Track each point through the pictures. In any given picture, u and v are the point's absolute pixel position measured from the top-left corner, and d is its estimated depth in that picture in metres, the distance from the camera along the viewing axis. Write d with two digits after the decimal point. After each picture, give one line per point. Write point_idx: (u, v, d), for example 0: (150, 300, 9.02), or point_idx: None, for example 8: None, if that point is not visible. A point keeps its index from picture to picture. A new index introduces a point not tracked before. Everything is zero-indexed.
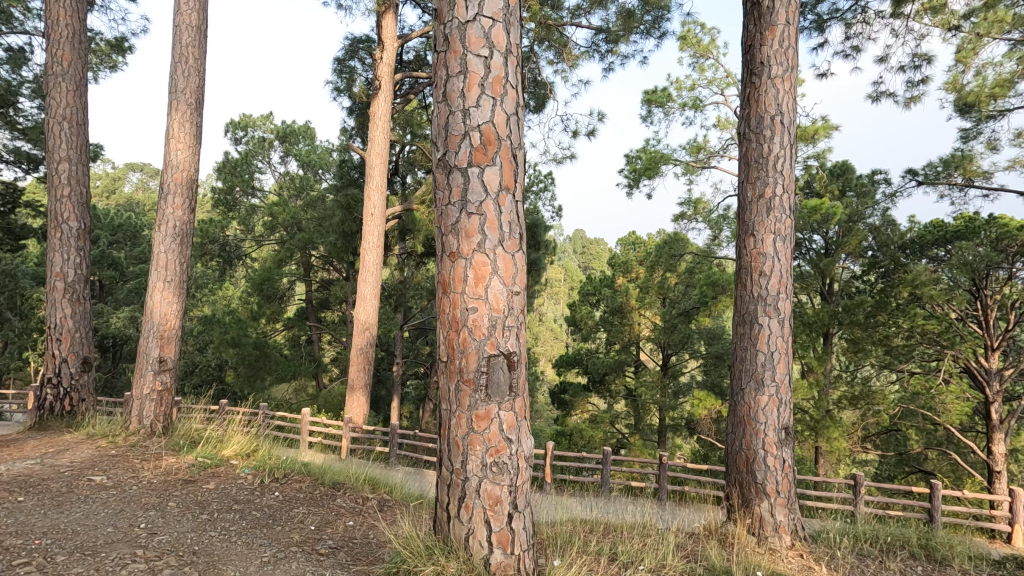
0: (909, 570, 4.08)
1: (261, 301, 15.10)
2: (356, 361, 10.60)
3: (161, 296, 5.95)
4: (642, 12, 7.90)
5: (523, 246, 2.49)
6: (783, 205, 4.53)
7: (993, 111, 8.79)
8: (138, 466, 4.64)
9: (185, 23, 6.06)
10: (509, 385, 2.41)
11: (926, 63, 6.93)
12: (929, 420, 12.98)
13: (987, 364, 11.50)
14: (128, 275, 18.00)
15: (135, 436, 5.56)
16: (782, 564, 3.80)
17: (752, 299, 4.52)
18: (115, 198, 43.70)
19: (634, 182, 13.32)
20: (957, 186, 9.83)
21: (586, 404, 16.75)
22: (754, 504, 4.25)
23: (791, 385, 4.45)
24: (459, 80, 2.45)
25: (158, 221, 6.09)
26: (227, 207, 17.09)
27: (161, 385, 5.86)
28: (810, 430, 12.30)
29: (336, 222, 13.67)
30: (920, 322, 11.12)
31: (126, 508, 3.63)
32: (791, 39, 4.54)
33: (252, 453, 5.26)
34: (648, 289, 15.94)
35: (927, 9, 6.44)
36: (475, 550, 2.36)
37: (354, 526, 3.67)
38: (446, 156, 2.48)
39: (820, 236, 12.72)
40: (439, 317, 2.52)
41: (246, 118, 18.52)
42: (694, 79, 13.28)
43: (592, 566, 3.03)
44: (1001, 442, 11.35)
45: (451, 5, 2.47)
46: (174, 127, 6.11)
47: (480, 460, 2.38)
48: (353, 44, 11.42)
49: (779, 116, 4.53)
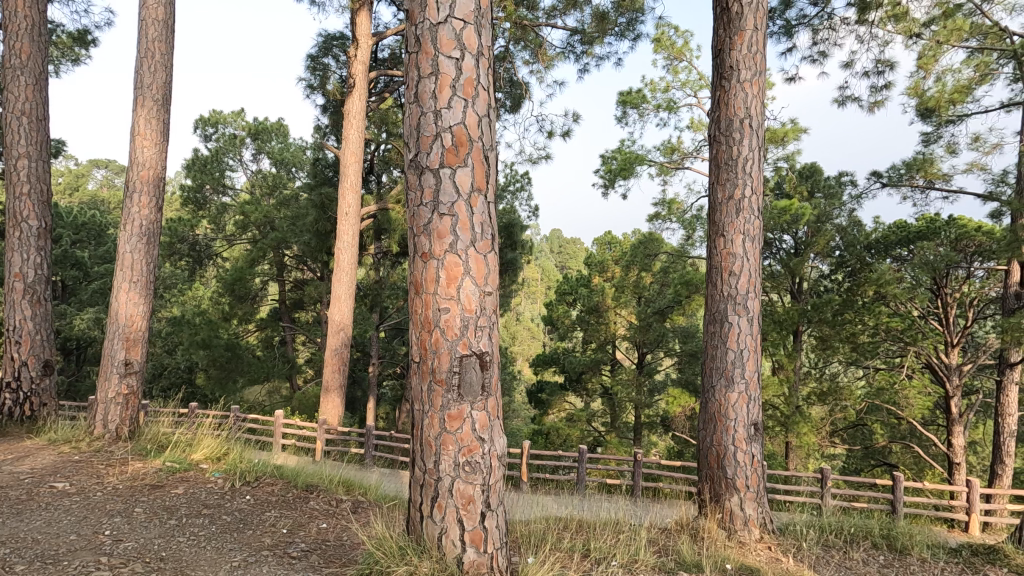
0: (871, 559, 4.22)
1: (233, 301, 14.88)
2: (331, 362, 10.42)
3: (127, 296, 5.80)
4: (615, 14, 7.99)
5: (495, 247, 2.51)
6: (752, 206, 4.64)
7: (952, 117, 9.19)
8: (102, 472, 4.51)
9: (151, 18, 5.91)
10: (481, 385, 2.43)
11: (889, 69, 7.19)
12: (893, 415, 13.66)
13: (947, 359, 11.81)
14: (92, 275, 17.44)
15: (99, 441, 5.41)
16: (752, 557, 3.89)
17: (722, 299, 4.61)
18: (79, 195, 42.02)
19: (609, 182, 13.46)
20: (918, 188, 10.22)
21: (562, 404, 17.00)
22: (724, 499, 4.35)
23: (759, 382, 4.56)
24: (430, 81, 2.45)
25: (124, 220, 5.92)
26: (197, 205, 16.68)
27: (126, 388, 5.72)
28: (780, 426, 12.68)
29: (310, 222, 13.56)
30: (884, 320, 11.65)
31: (90, 514, 3.54)
32: (759, 44, 4.65)
33: (223, 456, 5.17)
34: (623, 289, 16.21)
35: (890, 16, 6.67)
36: (448, 549, 2.38)
37: (327, 529, 3.64)
38: (418, 156, 2.48)
39: (789, 235, 13.00)
40: (411, 317, 2.52)
41: (216, 114, 18.08)
42: (667, 81, 13.61)
43: (565, 562, 3.07)
44: (960, 435, 11.79)
45: (422, 7, 2.47)
46: (140, 124, 5.94)
47: (453, 459, 2.39)
48: (326, 42, 11.28)
49: (748, 120, 4.63)
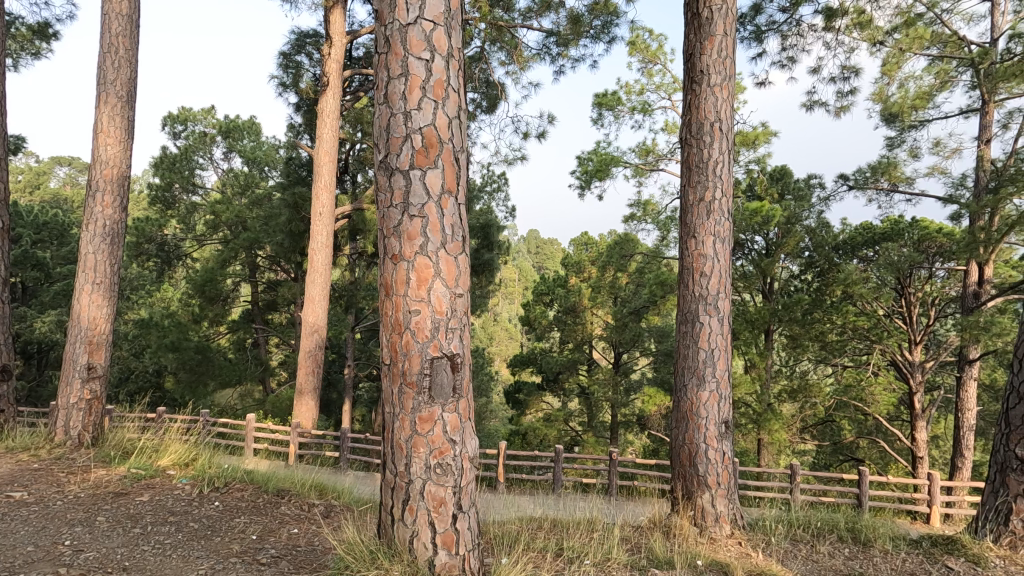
0: (836, 552, 4.34)
1: (203, 303, 14.56)
2: (304, 365, 10.19)
3: (88, 299, 5.62)
4: (590, 18, 8.07)
5: (466, 249, 2.51)
6: (722, 208, 4.73)
7: (913, 122, 9.54)
8: (62, 480, 4.36)
9: (115, 12, 5.74)
10: (452, 386, 2.42)
11: (854, 75, 7.38)
12: (860, 411, 14.11)
13: (910, 357, 12.17)
14: (54, 277, 16.84)
15: (60, 447, 5.24)
16: (722, 553, 3.96)
17: (694, 299, 4.69)
18: (39, 192, 40.50)
19: (586, 183, 13.55)
20: (884, 191, 10.55)
21: (539, 403, 17.08)
22: (695, 496, 4.42)
23: (729, 381, 4.65)
24: (400, 82, 2.44)
25: (86, 220, 5.73)
26: (165, 205, 16.22)
27: (89, 393, 5.54)
28: (752, 423, 12.93)
29: (283, 222, 13.36)
30: (851, 319, 11.99)
31: (49, 525, 3.42)
32: (729, 49, 4.73)
33: (191, 462, 5.04)
34: (599, 289, 16.36)
35: (856, 24, 6.85)
36: (419, 553, 2.37)
37: (298, 534, 3.59)
38: (387, 158, 2.47)
39: (761, 237, 13.23)
40: (381, 319, 2.50)
41: (186, 111, 17.62)
42: (642, 84, 13.76)
43: (538, 563, 3.08)
44: (923, 429, 12.17)
45: (391, 7, 2.46)
46: (103, 121, 5.78)
47: (424, 461, 2.38)
48: (299, 39, 11.10)
49: (718, 124, 4.72)
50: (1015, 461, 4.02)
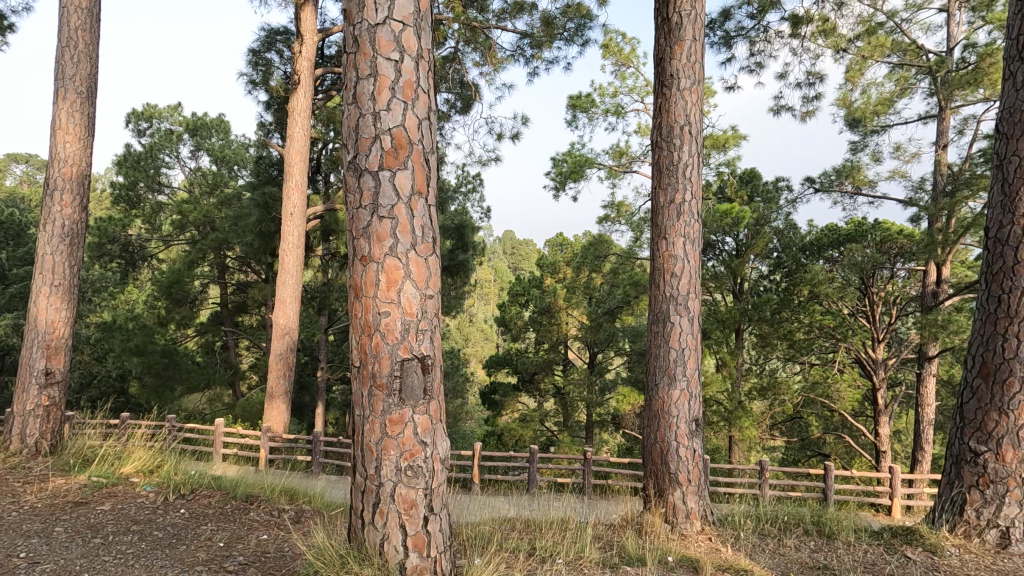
0: (802, 545, 4.46)
1: (170, 305, 14.19)
2: (275, 367, 9.99)
3: (47, 301, 5.42)
4: (563, 20, 8.12)
5: (436, 250, 2.50)
6: (692, 210, 4.81)
7: (875, 127, 9.87)
8: (19, 490, 4.20)
9: (73, 5, 5.56)
10: (422, 388, 2.41)
11: (819, 81, 7.60)
12: (826, 407, 14.51)
13: (874, 354, 12.60)
14: (11, 278, 16.19)
15: (16, 456, 5.04)
16: (692, 548, 4.04)
17: (664, 299, 4.76)
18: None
19: (560, 184, 13.63)
20: (848, 193, 10.87)
21: (515, 404, 17.11)
22: (667, 493, 4.49)
23: (700, 379, 4.74)
24: (369, 82, 2.42)
25: (43, 220, 5.52)
26: (129, 204, 15.73)
27: (47, 400, 5.36)
28: (724, 421, 13.11)
29: (253, 222, 13.10)
30: (818, 318, 12.44)
31: (3, 536, 3.30)
32: (697, 54, 4.82)
33: (156, 468, 4.89)
34: (574, 289, 16.50)
35: (821, 31, 7.05)
36: (390, 555, 2.35)
37: (268, 540, 3.52)
38: (356, 159, 2.45)
39: (731, 238, 13.47)
40: (350, 321, 2.48)
41: (150, 108, 17.13)
42: (615, 86, 13.89)
43: (510, 562, 3.10)
44: (885, 424, 12.59)
45: (360, 7, 2.44)
46: (62, 118, 5.58)
47: (394, 465, 2.37)
48: (269, 36, 10.90)
49: (687, 127, 4.81)
50: (968, 452, 4.20)
